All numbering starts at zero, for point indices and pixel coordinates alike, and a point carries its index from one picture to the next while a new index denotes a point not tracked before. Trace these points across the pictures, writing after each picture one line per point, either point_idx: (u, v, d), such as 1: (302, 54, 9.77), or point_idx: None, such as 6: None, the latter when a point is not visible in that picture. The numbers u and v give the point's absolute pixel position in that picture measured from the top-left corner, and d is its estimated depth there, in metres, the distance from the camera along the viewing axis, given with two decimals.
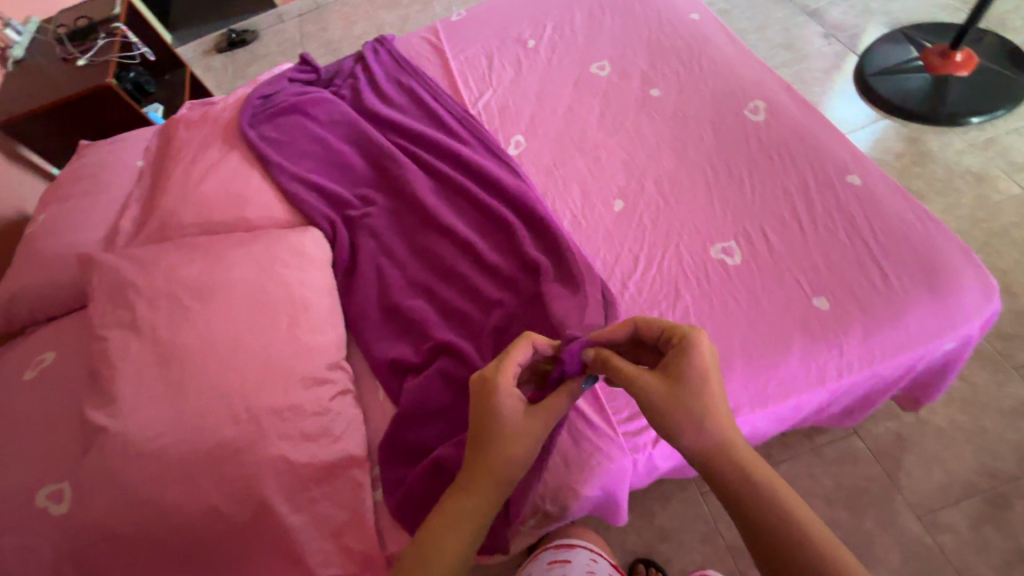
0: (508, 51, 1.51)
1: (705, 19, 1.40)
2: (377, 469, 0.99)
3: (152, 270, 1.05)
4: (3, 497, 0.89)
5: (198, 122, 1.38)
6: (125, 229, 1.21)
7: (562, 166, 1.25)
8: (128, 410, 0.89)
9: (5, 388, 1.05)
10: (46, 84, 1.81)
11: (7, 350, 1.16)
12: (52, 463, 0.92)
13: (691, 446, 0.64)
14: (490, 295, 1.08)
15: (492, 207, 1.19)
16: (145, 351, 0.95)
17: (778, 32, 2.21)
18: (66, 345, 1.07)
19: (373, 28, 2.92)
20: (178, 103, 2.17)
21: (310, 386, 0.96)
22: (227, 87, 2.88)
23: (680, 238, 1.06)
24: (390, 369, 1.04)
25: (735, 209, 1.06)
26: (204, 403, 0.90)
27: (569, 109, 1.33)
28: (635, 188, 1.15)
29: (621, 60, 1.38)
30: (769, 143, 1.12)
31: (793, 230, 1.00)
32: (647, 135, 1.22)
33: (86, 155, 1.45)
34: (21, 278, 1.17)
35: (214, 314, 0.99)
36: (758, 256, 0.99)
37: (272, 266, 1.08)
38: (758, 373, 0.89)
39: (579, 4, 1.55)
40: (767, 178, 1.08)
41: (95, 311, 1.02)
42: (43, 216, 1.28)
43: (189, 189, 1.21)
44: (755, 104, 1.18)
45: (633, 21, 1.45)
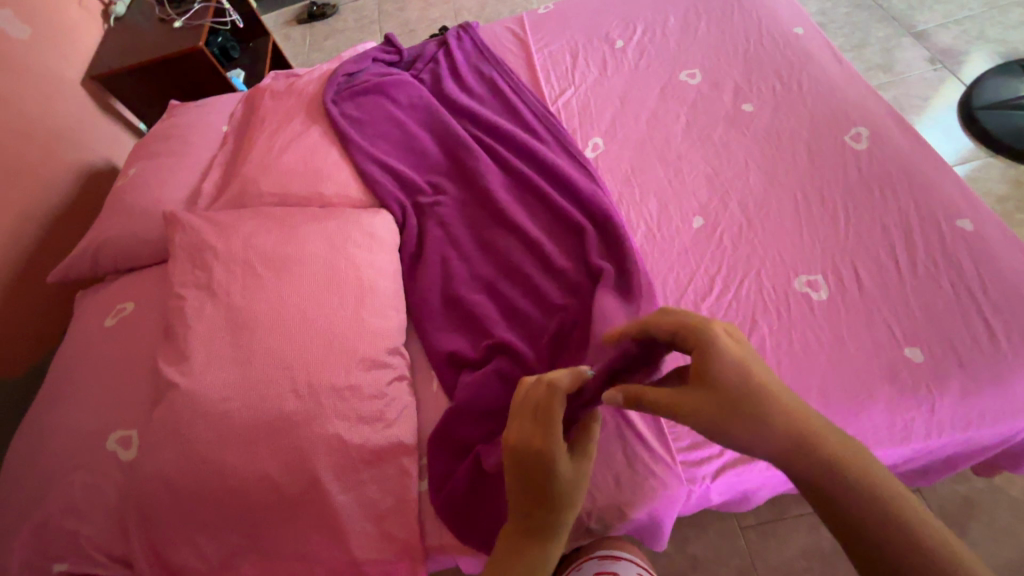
0: (594, 50, 1.47)
1: (810, 34, 1.32)
2: (424, 459, 0.99)
3: (230, 235, 1.08)
4: (78, 436, 0.95)
5: (283, 93, 1.41)
6: (207, 192, 1.24)
7: (640, 174, 1.21)
8: (198, 370, 0.92)
9: (86, 331, 1.10)
10: (143, 42, 1.88)
11: (88, 294, 1.23)
12: (124, 410, 0.97)
13: (762, 454, 0.54)
14: (554, 299, 1.06)
15: (564, 209, 1.16)
16: (217, 314, 0.98)
17: (878, 52, 2.08)
18: (144, 298, 1.11)
19: (451, 12, 2.92)
20: (260, 71, 2.23)
21: (369, 369, 0.97)
22: (304, 58, 2.94)
23: (762, 264, 1.01)
24: (447, 361, 1.04)
25: (825, 241, 1.00)
26: (269, 372, 0.92)
27: (653, 115, 1.29)
28: (716, 206, 1.10)
29: (714, 70, 1.32)
30: (870, 174, 1.05)
31: (890, 271, 0.94)
32: (735, 152, 1.16)
33: (175, 115, 1.50)
34: (108, 228, 1.23)
35: (285, 286, 1.01)
36: (848, 294, 0.93)
37: (343, 245, 1.09)
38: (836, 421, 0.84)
39: (674, 7, 1.49)
40: (865, 212, 1.01)
41: (174, 268, 1.06)
42: (132, 170, 1.33)
43: (270, 159, 1.23)
44: (858, 130, 1.11)
45: (730, 29, 1.38)
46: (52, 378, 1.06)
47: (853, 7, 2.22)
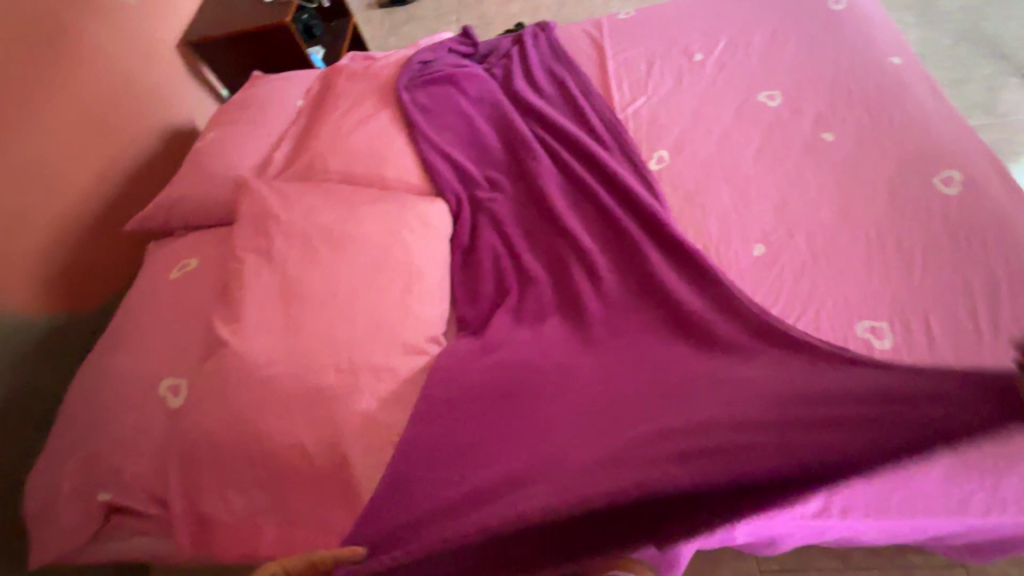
0: (671, 61, 1.44)
1: (909, 65, 1.24)
2: None
3: (294, 206, 1.12)
4: (135, 378, 1.01)
5: (359, 75, 1.44)
6: (277, 163, 1.29)
7: (704, 193, 1.17)
8: (248, 332, 0.96)
9: (155, 281, 1.17)
10: (236, 14, 1.98)
11: (159, 247, 1.30)
12: (179, 360, 1.03)
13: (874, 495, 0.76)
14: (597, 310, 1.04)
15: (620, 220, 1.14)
16: (273, 281, 1.02)
17: (981, 90, 1.93)
18: (208, 256, 1.17)
19: (529, 8, 2.91)
20: (338, 49, 2.30)
21: (407, 353, 0.99)
22: (381, 41, 3.02)
23: (822, 302, 0.96)
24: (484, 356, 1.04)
25: (896, 288, 0.94)
26: (313, 344, 0.95)
27: (725, 134, 1.25)
28: (782, 236, 1.06)
29: (797, 94, 1.26)
30: (957, 223, 0.98)
31: (966, 330, 0.87)
32: (809, 183, 1.11)
33: (256, 85, 1.57)
34: (184, 186, 1.30)
35: (338, 262, 1.04)
36: (916, 348, 0.88)
37: (398, 228, 1.11)
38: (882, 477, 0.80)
39: (762, 24, 1.43)
40: (947, 262, 0.94)
41: (239, 233, 1.11)
42: (212, 134, 1.40)
43: (339, 138, 1.27)
44: (949, 173, 1.03)
45: (820, 53, 1.31)
46: (118, 320, 1.13)
47: (959, 40, 2.07)
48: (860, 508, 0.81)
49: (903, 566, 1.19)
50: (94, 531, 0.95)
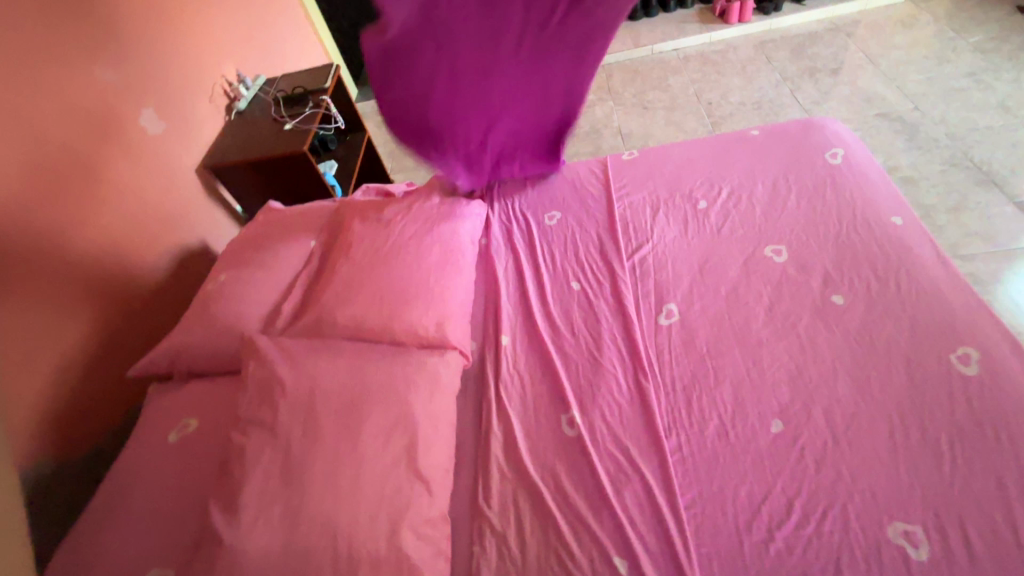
0: (676, 207, 1.47)
1: (912, 226, 1.27)
2: None
3: (300, 370, 1.11)
4: (119, 567, 0.95)
5: (371, 217, 1.48)
6: (286, 312, 1.29)
7: (716, 356, 1.15)
8: (245, 525, 0.91)
9: (151, 444, 1.13)
10: (256, 140, 2.07)
11: (159, 395, 1.27)
12: (170, 544, 0.97)
13: None
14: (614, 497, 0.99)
15: (637, 391, 1.12)
16: (275, 461, 0.98)
17: (976, 218, 1.97)
18: (209, 417, 1.14)
19: None
20: (351, 164, 2.39)
21: (412, 545, 0.93)
22: (392, 147, 3.15)
23: (850, 496, 0.91)
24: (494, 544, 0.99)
25: (926, 485, 0.90)
26: (314, 539, 0.90)
27: (733, 290, 1.25)
28: (800, 412, 1.03)
29: (802, 250, 1.28)
30: (981, 410, 0.95)
31: (1006, 541, 0.82)
32: (823, 351, 1.10)
33: (270, 220, 1.60)
34: (189, 334, 1.29)
35: (343, 439, 1.01)
36: (956, 563, 0.82)
37: (406, 396, 1.09)
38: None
39: (762, 173, 1.48)
40: (976, 457, 0.91)
41: (243, 400, 1.09)
42: (222, 275, 1.41)
43: (350, 290, 1.28)
44: (965, 351, 1.02)
45: (821, 208, 1.35)
46: (109, 488, 1.08)
47: (948, 167, 2.15)
48: None
49: None
50: None
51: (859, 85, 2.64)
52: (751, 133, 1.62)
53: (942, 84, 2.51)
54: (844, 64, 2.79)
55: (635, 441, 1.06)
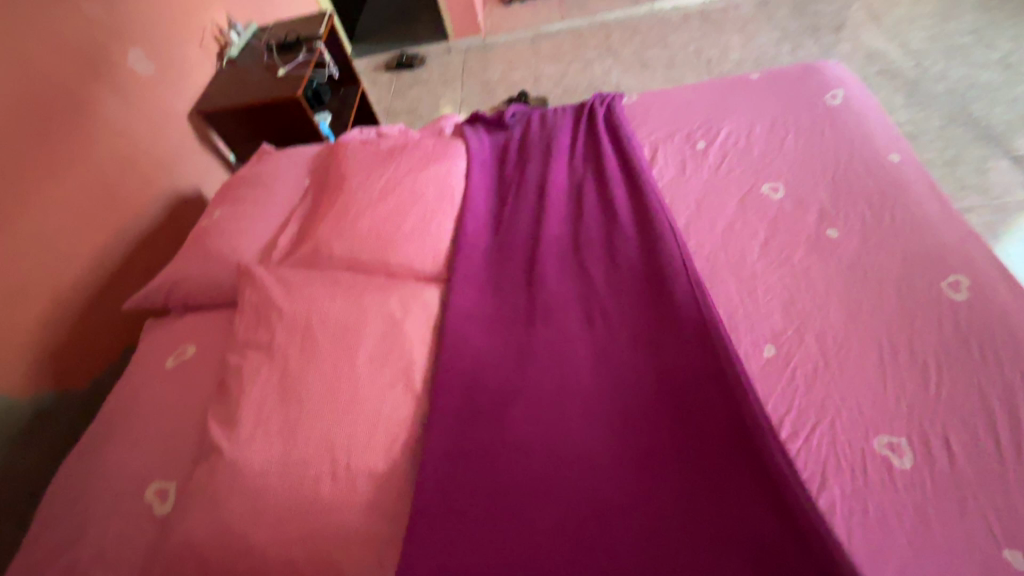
0: (674, 148, 1.46)
1: (908, 163, 1.27)
2: None
3: (297, 296, 1.11)
4: (121, 481, 0.97)
5: (366, 156, 1.46)
6: (281, 246, 1.29)
7: (711, 287, 1.16)
8: (245, 438, 0.93)
9: (148, 370, 1.14)
10: (248, 85, 2.03)
11: (155, 328, 1.28)
12: (171, 460, 0.98)
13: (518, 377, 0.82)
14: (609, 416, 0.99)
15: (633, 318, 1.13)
16: (273, 380, 0.99)
17: (972, 171, 1.98)
18: (207, 344, 1.15)
19: (532, 76, 3.00)
20: (345, 116, 2.35)
21: (409, 458, 0.95)
22: (387, 104, 3.09)
23: (838, 412, 0.93)
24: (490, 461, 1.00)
25: (912, 400, 0.92)
26: (312, 450, 0.91)
27: (729, 225, 1.26)
28: (792, 337, 1.04)
29: (799, 187, 1.28)
30: (968, 332, 0.97)
31: (986, 449, 0.85)
32: (816, 280, 1.11)
33: (264, 160, 1.58)
34: (184, 267, 1.28)
35: (340, 360, 1.01)
36: (938, 469, 0.85)
37: (404, 322, 1.09)
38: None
39: (761, 115, 1.47)
40: (962, 375, 0.93)
41: (241, 325, 1.09)
42: (217, 212, 1.40)
43: (346, 224, 1.27)
44: (956, 278, 1.04)
45: (819, 147, 1.35)
46: (107, 412, 1.08)
47: (947, 122, 2.14)
48: None
49: None
50: None
51: (862, 42, 2.61)
52: (750, 77, 1.61)
53: (944, 40, 2.48)
54: (847, 22, 2.75)
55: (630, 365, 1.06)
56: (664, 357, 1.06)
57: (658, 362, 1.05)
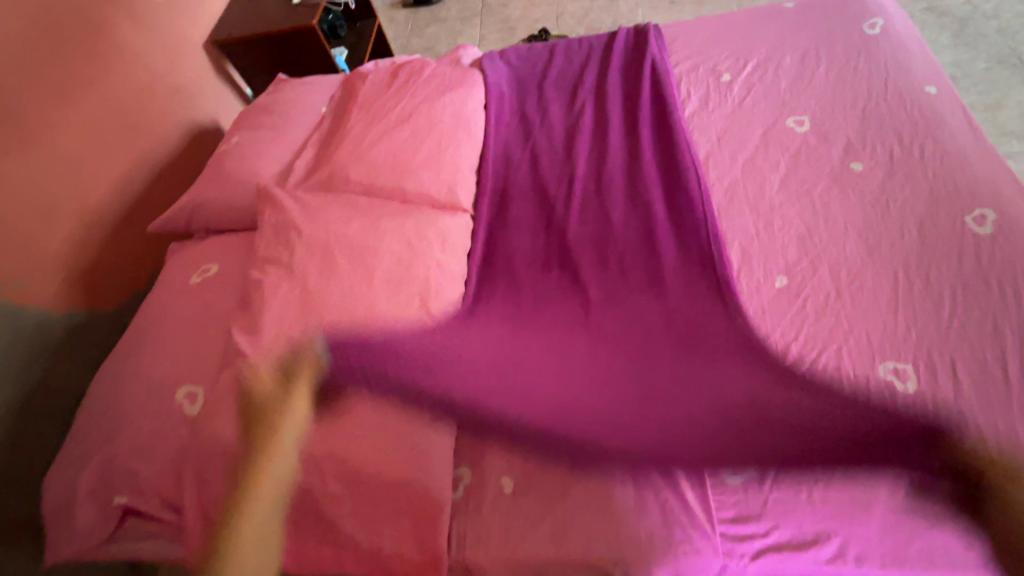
0: (698, 79, 1.42)
1: (944, 97, 1.22)
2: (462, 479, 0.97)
3: (316, 219, 1.13)
4: (152, 383, 1.02)
5: (382, 84, 1.44)
6: (298, 171, 1.29)
7: (727, 219, 1.15)
8: (266, 346, 0.97)
9: (173, 286, 1.18)
10: (263, 14, 1.99)
11: (178, 248, 1.32)
12: (200, 367, 1.04)
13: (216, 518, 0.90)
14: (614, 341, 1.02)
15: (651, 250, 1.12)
16: (292, 294, 1.02)
17: (1015, 117, 1.87)
18: (229, 262, 1.18)
19: (554, 14, 2.87)
20: (362, 49, 2.30)
21: (424, 373, 0.99)
22: (404, 42, 3.00)
23: (846, 341, 0.94)
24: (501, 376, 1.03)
25: (922, 330, 0.92)
26: (330, 359, 0.96)
27: (751, 158, 1.23)
28: (806, 269, 1.04)
29: (825, 120, 1.24)
30: (987, 266, 0.96)
31: (994, 379, 0.85)
32: (835, 213, 1.09)
33: (281, 89, 1.58)
34: (205, 190, 1.30)
35: (357, 278, 1.04)
36: (940, 394, 0.86)
37: (420, 246, 1.12)
38: (891, 533, 0.80)
39: (792, 45, 1.41)
40: (976, 307, 0.92)
41: (260, 244, 1.12)
42: (236, 138, 1.41)
43: (362, 150, 1.27)
44: (982, 212, 1.01)
45: (852, 78, 1.29)
46: (137, 323, 1.14)
47: (993, 64, 2.02)
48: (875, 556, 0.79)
49: None
50: (108, 533, 0.95)
51: None
52: (783, 6, 1.52)
53: None
54: None
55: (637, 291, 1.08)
56: (674, 283, 1.07)
57: (668, 288, 1.07)
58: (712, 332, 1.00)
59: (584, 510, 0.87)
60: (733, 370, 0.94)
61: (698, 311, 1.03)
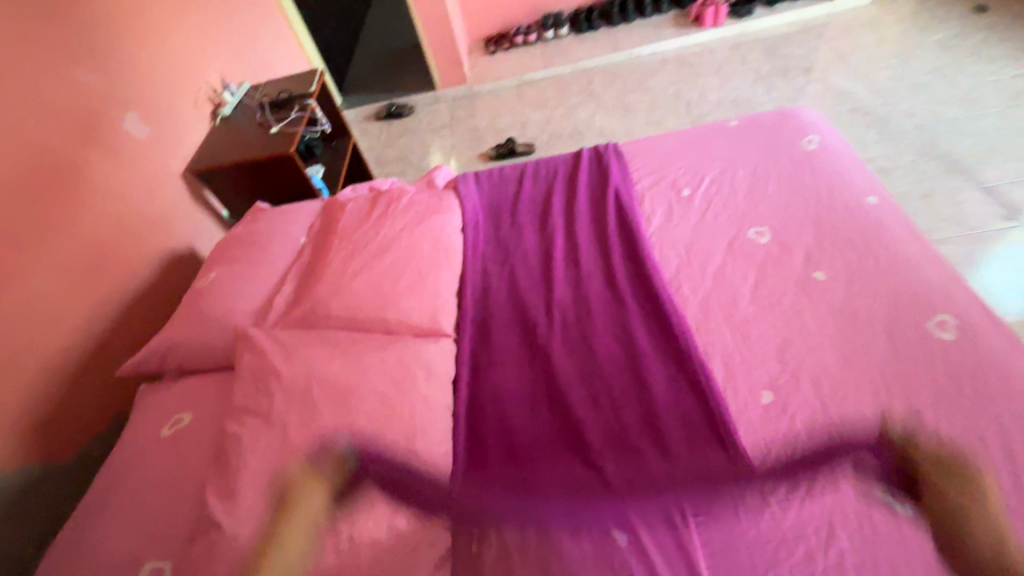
0: (661, 194, 1.51)
1: (886, 205, 1.32)
2: None
3: (296, 360, 1.11)
4: (115, 555, 0.95)
5: (361, 213, 1.49)
6: (278, 307, 1.29)
7: (705, 332, 1.18)
8: (244, 509, 0.91)
9: (143, 440, 1.12)
10: (241, 144, 2.07)
11: (148, 393, 1.26)
12: (166, 536, 0.95)
13: None
14: (619, 463, 1.01)
15: (645, 365, 1.14)
16: (273, 446, 0.98)
17: (947, 203, 2.05)
18: (202, 409, 1.13)
19: (517, 123, 3.07)
20: (336, 167, 2.37)
21: (411, 522, 0.93)
22: (377, 153, 3.14)
23: (839, 459, 0.94)
24: (507, 510, 0.97)
25: (910, 441, 0.93)
26: (314, 519, 0.90)
27: (719, 271, 1.28)
28: (788, 382, 1.05)
29: (784, 231, 1.32)
30: (960, 372, 0.99)
31: (992, 494, 0.85)
32: (807, 323, 1.14)
33: (259, 219, 1.60)
34: (180, 332, 1.28)
35: (339, 427, 1.00)
36: (942, 515, 0.85)
37: (405, 382, 1.10)
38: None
39: (743, 160, 1.53)
40: (958, 416, 0.94)
41: (239, 390, 1.09)
42: (213, 273, 1.41)
43: (343, 282, 1.28)
44: (942, 317, 1.07)
45: (801, 190, 1.40)
46: (99, 485, 1.07)
47: (919, 157, 2.23)
48: None
49: None
50: None
51: (831, 83, 2.74)
52: (729, 124, 1.69)
53: (909, 79, 2.62)
54: (816, 64, 2.89)
55: (630, 401, 1.10)
56: (665, 411, 1.07)
57: (659, 413, 1.06)
58: (707, 458, 0.99)
59: None
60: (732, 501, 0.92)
61: (690, 432, 1.02)
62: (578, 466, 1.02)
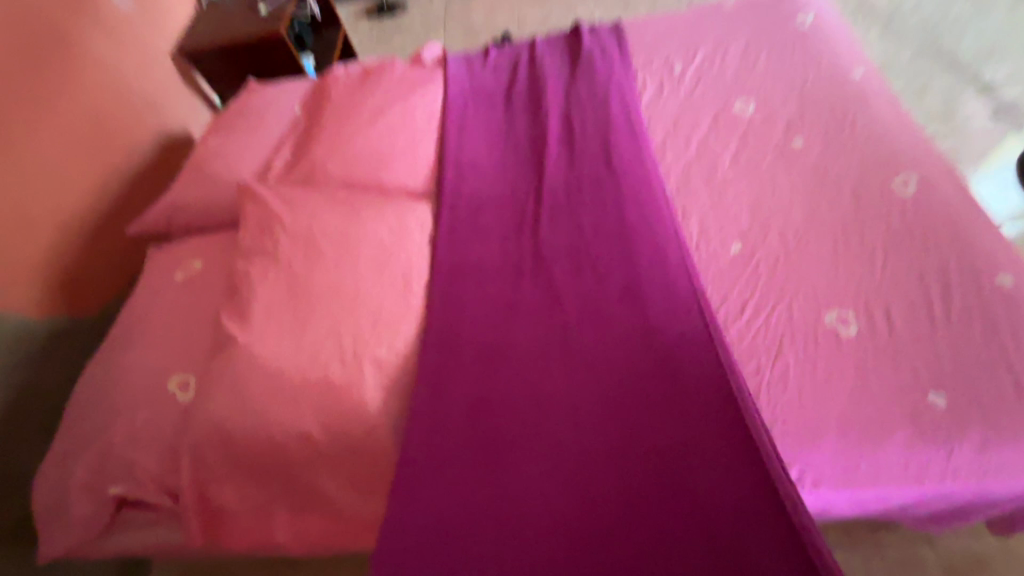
0: (653, 71, 1.53)
1: (870, 79, 1.36)
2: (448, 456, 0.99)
3: (298, 210, 1.17)
4: (145, 372, 1.06)
5: (355, 85, 1.50)
6: (277, 169, 1.34)
7: (685, 195, 1.24)
8: (258, 329, 1.01)
9: (159, 283, 1.21)
10: (229, 23, 2.01)
11: (158, 249, 1.34)
12: (191, 358, 1.07)
13: None
14: (601, 326, 1.07)
15: (631, 241, 1.17)
16: (281, 281, 1.07)
17: (939, 99, 2.06)
18: (212, 258, 1.22)
19: (513, 19, 2.95)
20: (328, 56, 2.32)
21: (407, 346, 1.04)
22: (368, 50, 3.03)
23: (795, 295, 1.04)
24: (493, 363, 1.05)
25: (859, 279, 1.03)
26: (319, 339, 1.01)
27: (703, 140, 1.33)
28: (757, 234, 1.14)
29: (769, 102, 1.35)
30: (913, 221, 1.08)
31: (922, 318, 0.96)
32: (781, 184, 1.20)
33: (254, 93, 1.61)
34: (185, 192, 1.33)
35: (339, 266, 1.09)
36: (877, 335, 0.96)
37: (401, 233, 1.18)
38: (846, 486, 0.87)
39: (737, 37, 1.53)
40: (904, 258, 1.04)
41: (245, 237, 1.16)
42: (212, 140, 1.44)
43: (339, 146, 1.32)
44: (906, 176, 1.14)
45: (790, 64, 1.42)
46: (123, 322, 1.17)
47: (919, 54, 2.20)
48: (829, 481, 0.87)
49: (875, 543, 1.29)
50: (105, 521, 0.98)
51: None
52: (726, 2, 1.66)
53: None
54: None
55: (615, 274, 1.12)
56: (650, 277, 1.11)
57: (641, 280, 1.11)
58: (682, 317, 1.04)
59: (564, 476, 0.92)
60: (720, 429, 0.92)
61: (672, 310, 1.05)
62: (558, 405, 0.98)
